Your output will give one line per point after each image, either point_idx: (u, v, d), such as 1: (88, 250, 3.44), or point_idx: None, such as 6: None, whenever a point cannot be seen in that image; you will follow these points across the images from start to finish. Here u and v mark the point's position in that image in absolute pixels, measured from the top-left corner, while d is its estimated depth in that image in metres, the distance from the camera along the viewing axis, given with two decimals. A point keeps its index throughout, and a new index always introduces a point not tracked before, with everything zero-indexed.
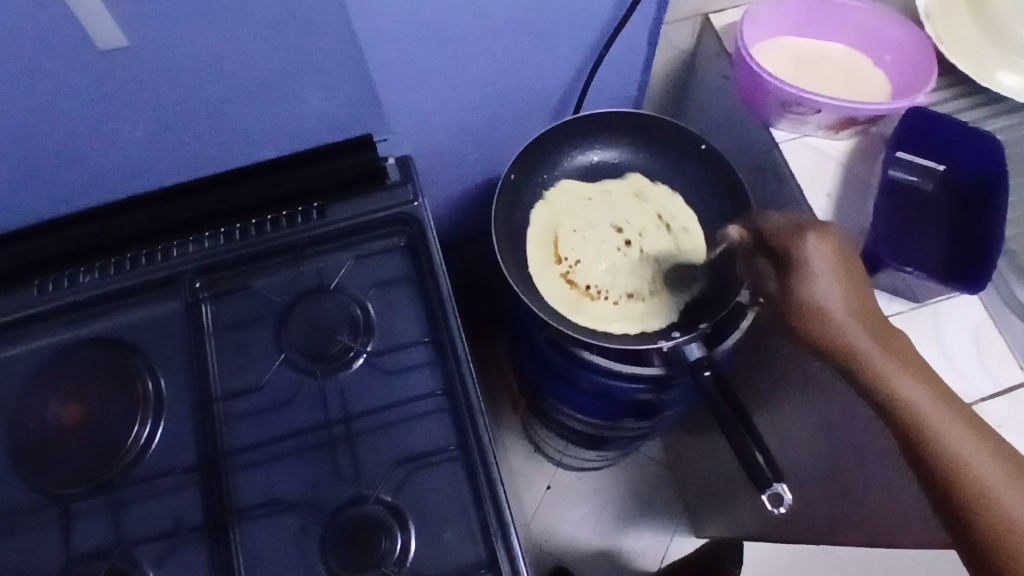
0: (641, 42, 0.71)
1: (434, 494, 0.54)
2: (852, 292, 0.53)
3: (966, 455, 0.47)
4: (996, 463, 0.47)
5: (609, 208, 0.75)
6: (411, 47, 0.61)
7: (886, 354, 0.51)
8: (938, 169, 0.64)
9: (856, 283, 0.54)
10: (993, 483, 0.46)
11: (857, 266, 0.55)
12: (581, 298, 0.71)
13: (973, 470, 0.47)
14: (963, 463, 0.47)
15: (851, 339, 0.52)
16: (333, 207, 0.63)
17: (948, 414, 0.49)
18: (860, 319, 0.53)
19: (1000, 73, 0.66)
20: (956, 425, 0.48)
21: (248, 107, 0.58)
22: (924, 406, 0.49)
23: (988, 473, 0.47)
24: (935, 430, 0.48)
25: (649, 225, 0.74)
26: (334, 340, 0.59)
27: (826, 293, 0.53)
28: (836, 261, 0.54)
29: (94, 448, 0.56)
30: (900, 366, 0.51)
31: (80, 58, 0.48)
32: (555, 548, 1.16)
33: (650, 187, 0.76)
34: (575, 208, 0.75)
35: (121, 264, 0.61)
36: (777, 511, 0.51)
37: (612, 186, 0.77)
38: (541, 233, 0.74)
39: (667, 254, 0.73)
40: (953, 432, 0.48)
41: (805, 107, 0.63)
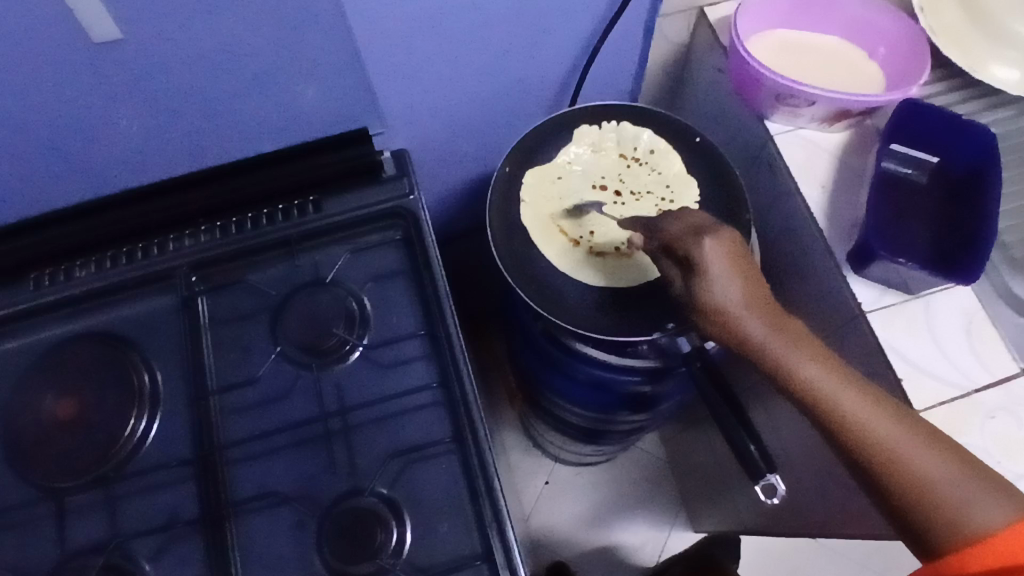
0: (636, 35, 0.71)
1: (429, 486, 0.54)
2: (745, 284, 0.53)
3: (869, 424, 0.47)
4: (900, 425, 0.47)
5: (580, 173, 0.74)
6: (405, 40, 0.61)
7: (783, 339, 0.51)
8: (930, 161, 0.64)
9: (748, 273, 0.54)
10: (900, 446, 0.46)
11: (745, 260, 0.55)
12: (622, 259, 0.70)
13: (879, 437, 0.47)
14: (867, 432, 0.47)
15: (750, 329, 0.52)
16: (329, 200, 0.63)
17: (848, 386, 0.49)
18: (756, 307, 0.53)
19: (992, 65, 0.67)
20: (855, 394, 0.48)
21: (243, 100, 0.58)
22: (822, 385, 0.49)
23: (891, 437, 0.46)
24: (837, 406, 0.48)
25: (624, 169, 0.74)
26: (330, 334, 0.59)
27: (720, 289, 0.54)
28: (726, 258, 0.54)
29: (90, 442, 0.56)
30: (796, 347, 0.51)
31: (74, 52, 0.48)
32: (553, 543, 1.16)
33: (600, 132, 0.75)
34: (558, 189, 0.73)
35: (116, 259, 0.61)
36: (770, 501, 0.52)
37: (568, 151, 0.74)
38: (543, 230, 0.71)
39: (660, 178, 0.73)
40: (853, 403, 0.48)
41: (799, 99, 0.63)
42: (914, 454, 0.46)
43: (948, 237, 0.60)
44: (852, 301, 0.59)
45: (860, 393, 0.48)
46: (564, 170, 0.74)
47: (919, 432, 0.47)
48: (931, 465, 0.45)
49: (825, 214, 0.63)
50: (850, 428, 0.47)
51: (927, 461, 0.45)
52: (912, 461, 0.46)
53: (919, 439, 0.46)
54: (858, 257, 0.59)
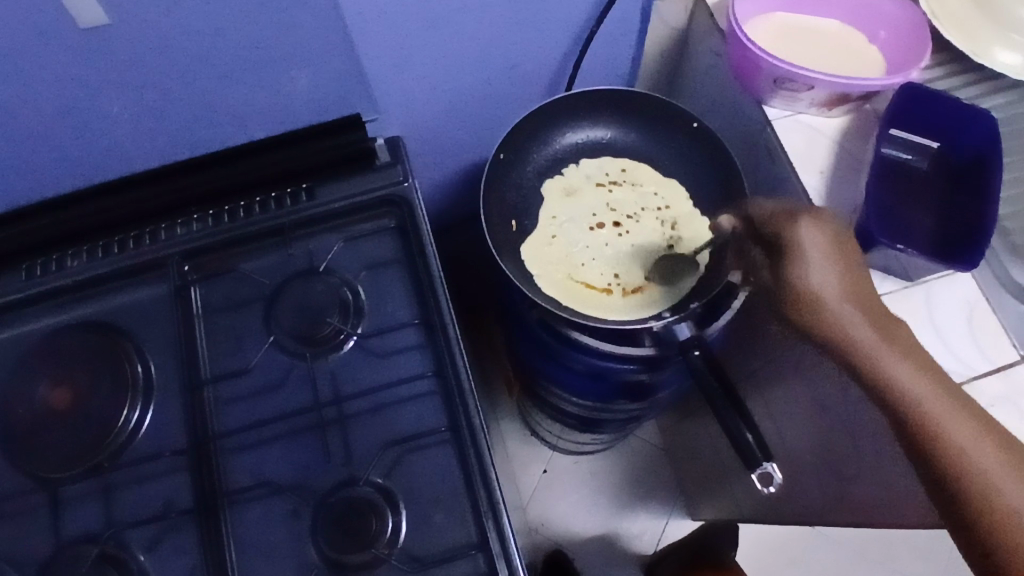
0: (633, 18, 0.70)
1: (425, 476, 0.54)
2: (847, 277, 0.52)
3: (972, 453, 0.47)
4: (1002, 459, 0.47)
5: (571, 218, 0.74)
6: (399, 25, 0.60)
7: (885, 345, 0.50)
8: (932, 147, 0.63)
9: (851, 269, 0.52)
10: (1000, 482, 0.46)
11: (851, 253, 0.53)
12: (657, 283, 0.71)
13: (978, 468, 0.46)
14: (968, 461, 0.46)
15: (847, 326, 0.51)
16: (322, 187, 0.63)
17: (951, 408, 0.48)
18: (858, 306, 0.51)
19: (994, 49, 0.66)
20: (961, 420, 0.48)
21: (234, 86, 0.57)
22: (930, 404, 0.48)
23: (992, 470, 0.46)
24: (939, 428, 0.47)
25: (609, 196, 0.75)
26: (324, 323, 0.58)
27: (822, 278, 0.52)
28: (829, 245, 0.52)
29: (84, 432, 0.56)
30: (900, 357, 0.50)
31: (59, 38, 0.47)
32: (551, 532, 1.16)
33: (566, 178, 0.76)
34: (559, 247, 0.73)
35: (108, 248, 0.61)
36: (767, 491, 0.51)
37: (547, 206, 0.75)
38: (571, 292, 0.71)
39: (646, 191, 0.75)
40: (957, 428, 0.47)
41: (798, 83, 0.62)
42: (1014, 492, 0.46)
43: (949, 223, 0.60)
44: None
45: (963, 418, 0.48)
46: (554, 227, 0.74)
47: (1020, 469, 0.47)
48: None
49: (826, 201, 0.62)
50: (946, 452, 0.47)
51: (1023, 501, 0.46)
52: (1008, 498, 0.46)
53: (1021, 478, 0.46)
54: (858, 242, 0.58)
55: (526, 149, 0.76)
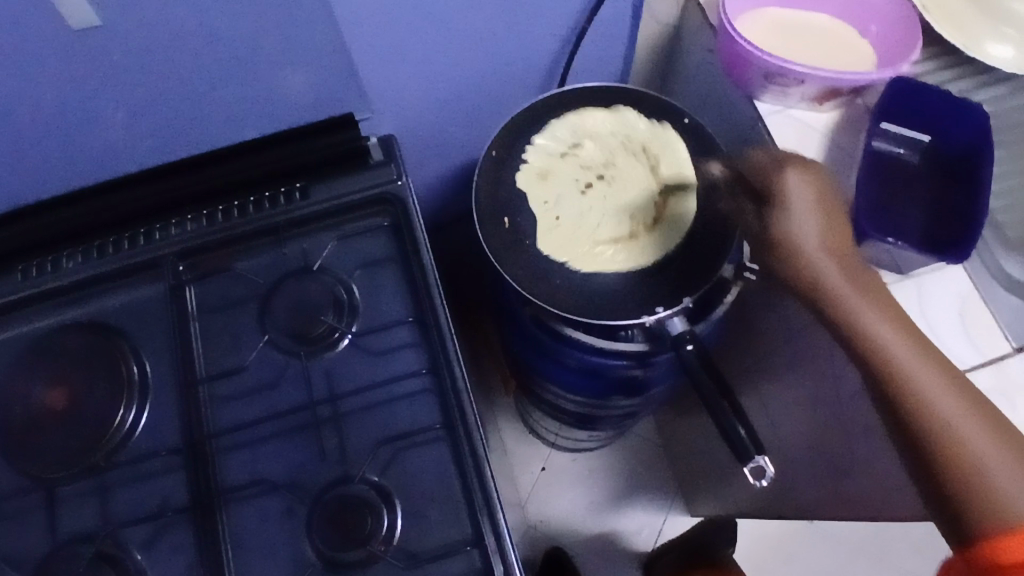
0: (624, 15, 0.70)
1: (420, 473, 0.54)
2: (829, 229, 0.55)
3: (933, 397, 0.48)
4: (964, 406, 0.48)
5: (561, 190, 0.71)
6: (390, 23, 0.60)
7: (858, 291, 0.53)
8: (923, 141, 0.63)
9: (833, 220, 0.55)
10: (960, 425, 0.47)
11: (835, 206, 0.56)
12: (668, 206, 0.70)
13: (937, 411, 0.48)
14: (928, 404, 0.48)
15: (820, 271, 0.54)
16: (316, 187, 0.62)
17: (916, 354, 0.50)
18: (834, 255, 0.54)
19: (986, 43, 0.66)
20: (924, 363, 0.49)
21: (225, 86, 0.57)
22: (892, 344, 0.50)
23: (953, 415, 0.47)
24: (902, 370, 0.49)
25: (579, 157, 0.73)
26: (319, 322, 0.59)
27: (799, 227, 0.55)
28: (813, 194, 0.55)
29: (79, 433, 0.56)
30: (871, 303, 0.52)
31: (50, 39, 0.48)
32: (551, 529, 1.16)
33: (535, 163, 0.73)
34: (568, 226, 0.70)
35: (103, 248, 0.60)
36: (759, 484, 0.51)
37: (531, 194, 0.72)
38: (600, 259, 0.68)
39: (614, 136, 0.74)
40: (921, 372, 0.49)
41: (788, 78, 0.62)
42: (974, 437, 0.47)
43: (939, 216, 0.60)
44: None
45: (927, 363, 0.49)
46: (550, 208, 0.71)
47: (982, 416, 0.48)
48: (985, 448, 0.47)
49: None
50: (908, 394, 0.48)
51: (981, 444, 0.47)
52: (966, 441, 0.47)
53: (982, 425, 0.47)
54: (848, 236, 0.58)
55: None
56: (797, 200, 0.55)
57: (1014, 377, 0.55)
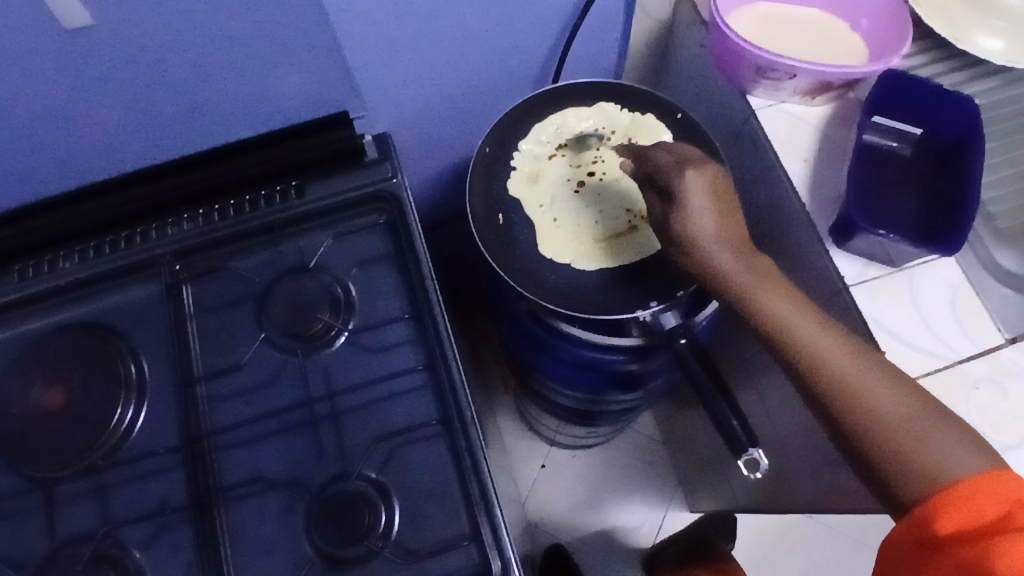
0: (616, 11, 0.70)
1: (417, 468, 0.54)
2: (724, 219, 0.55)
3: (841, 368, 0.47)
4: (871, 371, 0.47)
5: (555, 192, 0.73)
6: (383, 22, 0.60)
7: (756, 276, 0.52)
8: (914, 133, 0.64)
9: (727, 209, 0.55)
10: (870, 391, 0.46)
11: (730, 200, 0.56)
12: None
13: (847, 381, 0.47)
14: (836, 374, 0.47)
15: (719, 259, 0.53)
16: (311, 186, 0.63)
17: (819, 325, 0.49)
18: (731, 242, 0.54)
19: (977, 35, 0.66)
20: (828, 335, 0.49)
21: (219, 85, 0.57)
22: (793, 320, 0.49)
23: (861, 381, 0.47)
24: (808, 345, 0.48)
25: (567, 156, 0.74)
26: (315, 319, 0.59)
27: (696, 220, 0.55)
28: (704, 191, 0.55)
29: (77, 432, 0.56)
30: (771, 286, 0.51)
31: (44, 40, 0.48)
32: (551, 525, 1.17)
33: (525, 165, 0.74)
34: (567, 226, 0.71)
35: (100, 248, 0.61)
36: (754, 476, 0.52)
37: (525, 199, 0.72)
38: (602, 249, 0.70)
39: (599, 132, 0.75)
40: (826, 345, 0.48)
41: (779, 72, 0.62)
42: (885, 401, 0.46)
43: (930, 209, 0.60)
44: (835, 274, 0.59)
45: (830, 334, 0.49)
46: (547, 209, 0.72)
47: (891, 378, 0.47)
48: (898, 409, 0.46)
49: (808, 189, 0.62)
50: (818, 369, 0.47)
51: (889, 403, 0.46)
52: (879, 404, 0.46)
53: (891, 387, 0.47)
54: (841, 230, 0.58)
55: None
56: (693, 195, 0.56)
57: (1008, 368, 0.55)
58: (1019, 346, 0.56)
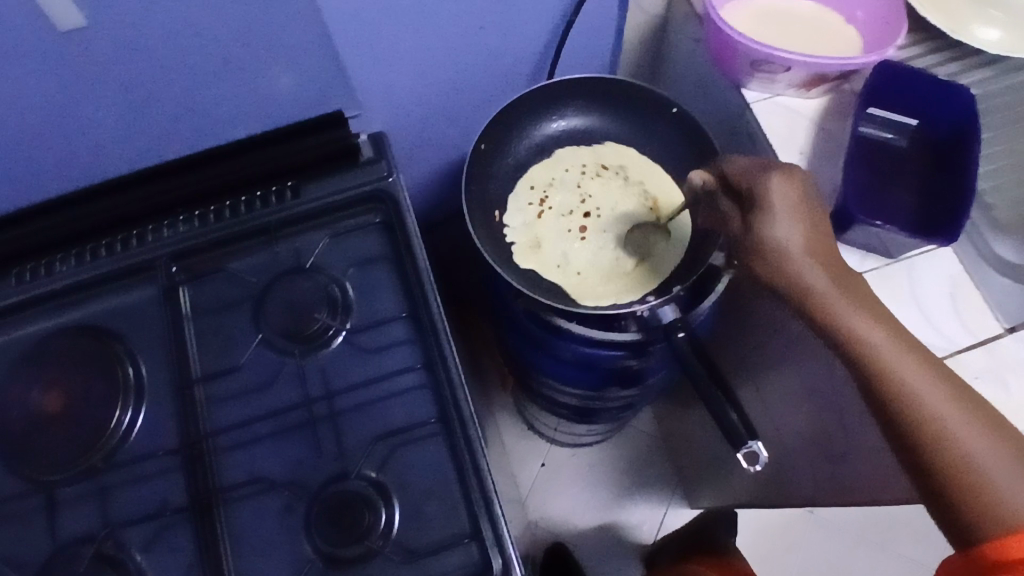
0: (611, 6, 0.70)
1: (417, 468, 0.54)
2: (812, 231, 0.53)
3: (927, 400, 0.47)
4: (955, 407, 0.47)
5: (565, 248, 0.74)
6: (377, 20, 0.60)
7: (843, 294, 0.51)
8: (911, 124, 0.64)
9: (816, 221, 0.53)
10: (953, 426, 0.46)
11: (818, 211, 0.54)
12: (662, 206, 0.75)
13: (931, 414, 0.46)
14: (921, 408, 0.46)
15: (805, 275, 0.52)
16: (307, 186, 0.63)
17: (905, 353, 0.48)
18: (819, 257, 0.52)
19: (974, 27, 0.66)
20: (917, 366, 0.48)
21: (214, 85, 0.57)
22: (882, 346, 0.48)
23: (945, 415, 0.46)
24: (894, 373, 0.47)
25: (555, 209, 0.76)
26: (312, 319, 0.59)
27: (786, 232, 0.53)
28: (797, 200, 0.53)
29: (77, 435, 0.56)
30: (859, 307, 0.50)
31: (38, 40, 0.48)
32: (552, 524, 1.16)
33: (527, 238, 0.74)
34: (592, 275, 0.72)
35: (96, 252, 0.61)
36: (753, 469, 0.51)
37: (541, 268, 0.73)
38: (637, 278, 0.72)
39: (572, 172, 0.77)
40: (915, 376, 0.47)
41: (774, 64, 0.62)
42: (969, 437, 0.46)
43: (926, 199, 0.60)
44: None
45: (919, 364, 0.48)
46: (566, 267, 0.73)
47: (975, 414, 0.47)
48: (981, 446, 0.45)
49: None
50: (900, 398, 0.47)
51: (974, 440, 0.45)
52: (962, 441, 0.45)
53: (975, 424, 0.46)
54: (837, 221, 0.58)
55: (507, 141, 0.77)
56: (781, 203, 0.53)
57: (1008, 359, 0.55)
58: (1019, 335, 0.56)
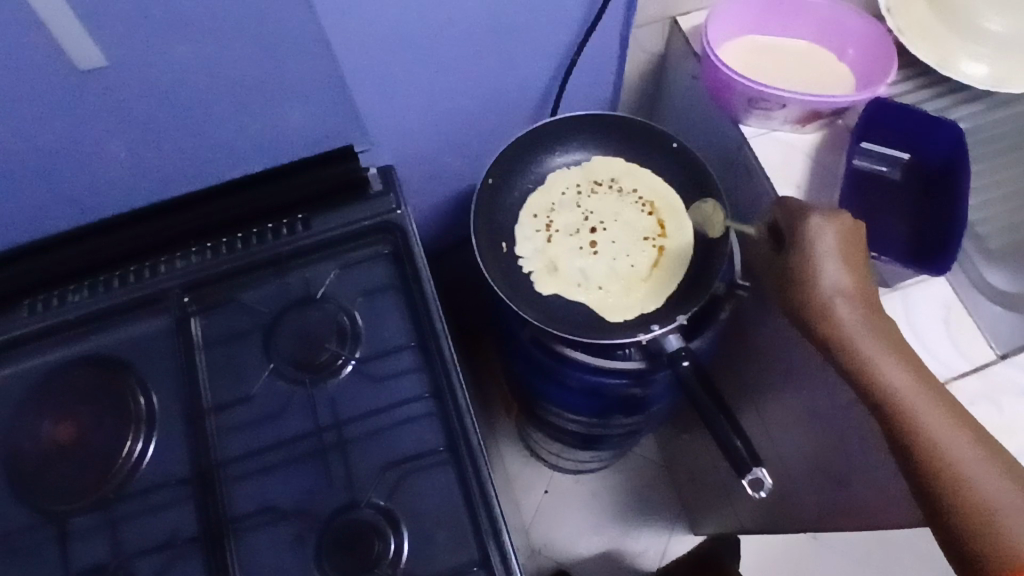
0: (611, 44, 0.73)
1: (425, 496, 0.55)
2: (851, 273, 0.56)
3: (948, 445, 0.49)
4: (976, 453, 0.49)
5: (580, 265, 0.74)
6: (385, 57, 0.62)
7: (872, 336, 0.54)
8: (902, 158, 0.66)
9: (856, 264, 0.56)
10: (972, 471, 0.49)
11: (859, 253, 0.57)
12: (662, 209, 0.76)
13: (951, 459, 0.49)
14: (941, 452, 0.49)
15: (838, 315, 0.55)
16: (317, 218, 0.64)
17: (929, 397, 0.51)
18: (853, 300, 0.55)
19: (962, 62, 0.68)
20: (937, 410, 0.51)
21: (228, 122, 0.59)
22: (904, 391, 0.51)
23: (965, 460, 0.49)
24: (918, 418, 0.50)
25: (564, 231, 0.76)
26: (323, 349, 0.60)
27: (828, 273, 0.56)
28: (840, 244, 0.56)
29: (90, 465, 0.57)
30: (885, 350, 0.53)
31: (60, 78, 0.50)
32: (555, 552, 1.16)
33: (545, 265, 0.74)
34: (613, 286, 0.73)
35: (110, 283, 0.62)
36: (758, 496, 0.52)
37: (564, 290, 0.73)
38: (657, 281, 0.73)
39: (571, 193, 0.78)
40: (935, 421, 0.50)
41: (770, 102, 0.64)
42: (985, 482, 0.48)
43: (919, 228, 0.62)
44: None
45: (938, 410, 0.51)
46: (587, 284, 0.73)
47: (992, 460, 0.49)
48: (997, 491, 0.48)
49: None
50: (924, 441, 0.49)
51: (988, 486, 0.48)
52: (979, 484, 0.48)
53: (993, 470, 0.49)
54: None
55: (511, 174, 0.79)
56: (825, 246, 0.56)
57: (1003, 383, 0.56)
58: (1012, 362, 0.57)
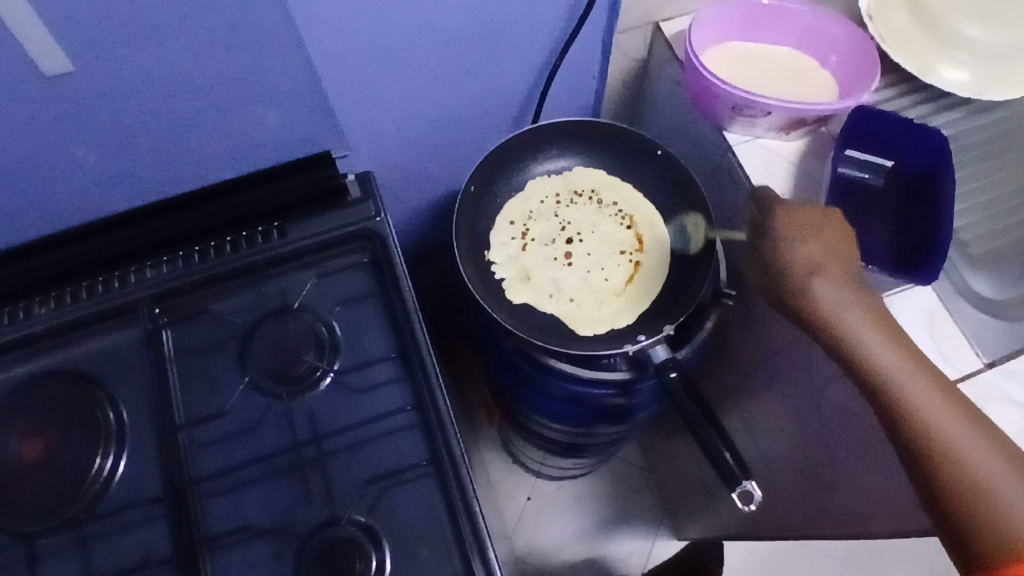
0: (593, 50, 0.72)
1: (408, 511, 0.54)
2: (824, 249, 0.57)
3: (944, 427, 0.48)
4: (975, 436, 0.48)
5: (554, 275, 0.73)
6: (364, 61, 0.61)
7: (852, 307, 0.54)
8: (885, 165, 0.66)
9: (829, 240, 0.57)
10: (972, 455, 0.48)
11: (835, 232, 0.58)
12: (640, 224, 0.76)
13: (942, 432, 0.48)
14: (931, 425, 0.48)
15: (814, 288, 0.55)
16: (294, 225, 0.62)
17: (928, 385, 0.50)
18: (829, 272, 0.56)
19: (942, 68, 0.69)
20: (921, 379, 0.50)
21: (201, 127, 0.57)
22: (886, 357, 0.51)
23: (964, 443, 0.48)
24: (912, 399, 0.49)
25: (537, 240, 0.75)
26: (300, 360, 0.58)
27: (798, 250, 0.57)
28: (812, 226, 0.58)
29: (55, 484, 0.54)
30: (866, 320, 0.53)
31: (24, 84, 0.48)
32: (538, 559, 1.15)
33: (516, 273, 0.74)
34: (586, 298, 0.72)
35: (76, 294, 0.59)
36: (748, 509, 0.52)
37: (536, 300, 0.72)
38: (631, 296, 0.72)
39: (550, 202, 0.77)
40: (918, 389, 0.50)
41: (754, 109, 0.64)
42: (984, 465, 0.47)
43: (903, 237, 0.63)
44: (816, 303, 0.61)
45: (923, 378, 0.50)
46: (559, 296, 0.72)
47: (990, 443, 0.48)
48: (988, 466, 0.47)
49: None
50: (922, 425, 0.49)
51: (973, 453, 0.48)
52: (976, 467, 0.47)
53: (993, 454, 0.48)
54: None
55: (493, 180, 0.77)
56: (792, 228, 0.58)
57: (988, 390, 0.56)
58: (998, 369, 0.57)
